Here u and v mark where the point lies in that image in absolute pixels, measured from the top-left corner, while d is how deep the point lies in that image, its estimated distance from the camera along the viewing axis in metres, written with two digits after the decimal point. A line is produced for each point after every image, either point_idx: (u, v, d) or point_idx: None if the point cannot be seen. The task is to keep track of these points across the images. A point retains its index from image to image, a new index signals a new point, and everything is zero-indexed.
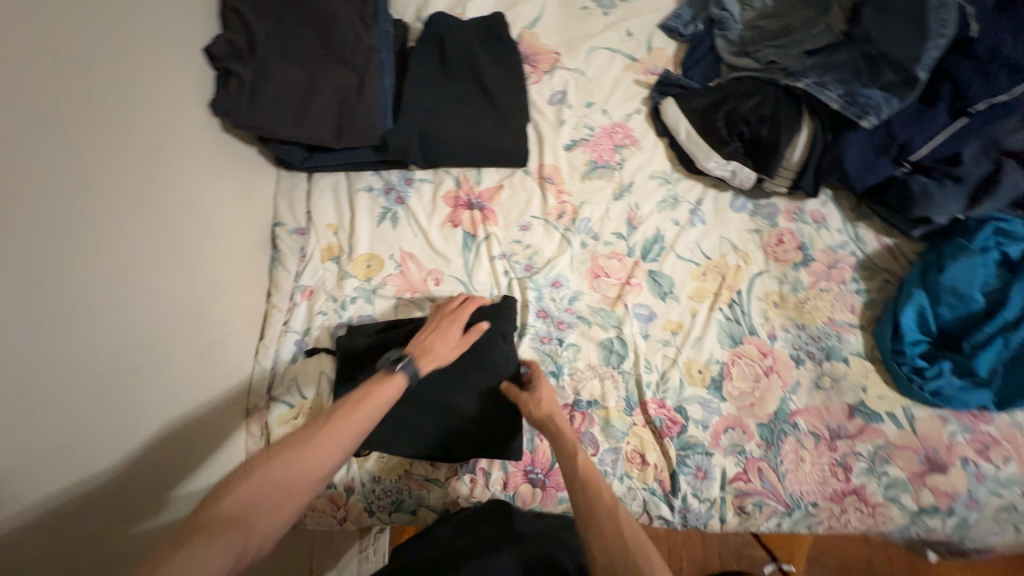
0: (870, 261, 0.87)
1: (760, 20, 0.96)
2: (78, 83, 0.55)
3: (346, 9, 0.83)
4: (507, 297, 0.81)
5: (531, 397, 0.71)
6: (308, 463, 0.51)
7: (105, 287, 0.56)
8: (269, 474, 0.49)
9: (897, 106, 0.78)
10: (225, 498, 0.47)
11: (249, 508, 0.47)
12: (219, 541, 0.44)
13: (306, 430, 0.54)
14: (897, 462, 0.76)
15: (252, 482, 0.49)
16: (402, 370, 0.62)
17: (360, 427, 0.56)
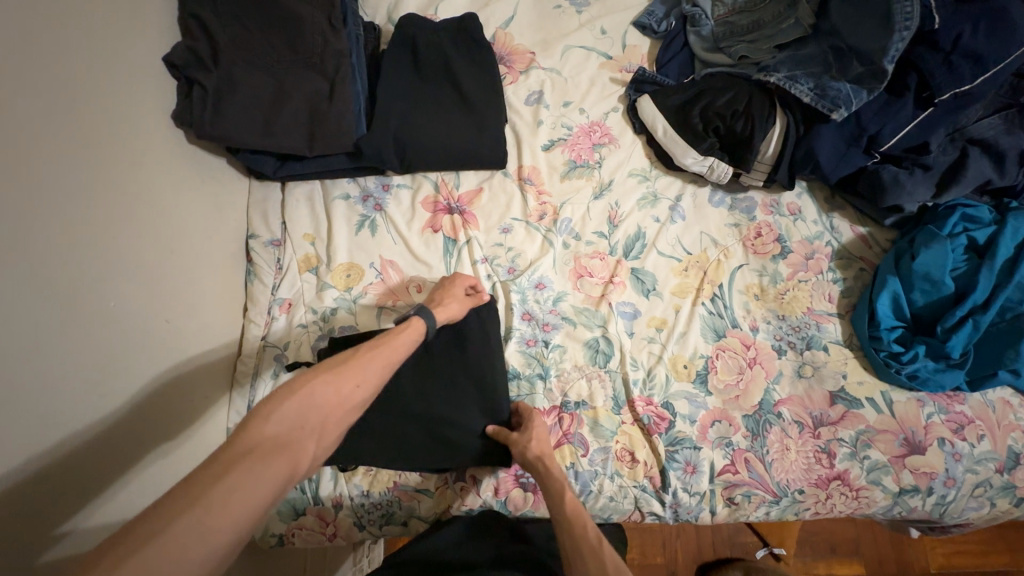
0: (845, 250, 0.89)
1: (731, 15, 0.95)
2: (30, 95, 0.52)
3: (313, 12, 0.81)
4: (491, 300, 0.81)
5: (523, 438, 0.71)
6: (347, 389, 0.52)
7: (67, 311, 0.53)
8: (308, 401, 0.49)
9: (865, 98, 0.79)
10: (258, 426, 0.45)
11: (291, 433, 0.46)
12: (272, 460, 0.43)
13: (337, 359, 0.54)
14: (878, 446, 0.78)
15: (294, 405, 0.48)
16: (420, 316, 0.67)
17: (391, 359, 0.58)
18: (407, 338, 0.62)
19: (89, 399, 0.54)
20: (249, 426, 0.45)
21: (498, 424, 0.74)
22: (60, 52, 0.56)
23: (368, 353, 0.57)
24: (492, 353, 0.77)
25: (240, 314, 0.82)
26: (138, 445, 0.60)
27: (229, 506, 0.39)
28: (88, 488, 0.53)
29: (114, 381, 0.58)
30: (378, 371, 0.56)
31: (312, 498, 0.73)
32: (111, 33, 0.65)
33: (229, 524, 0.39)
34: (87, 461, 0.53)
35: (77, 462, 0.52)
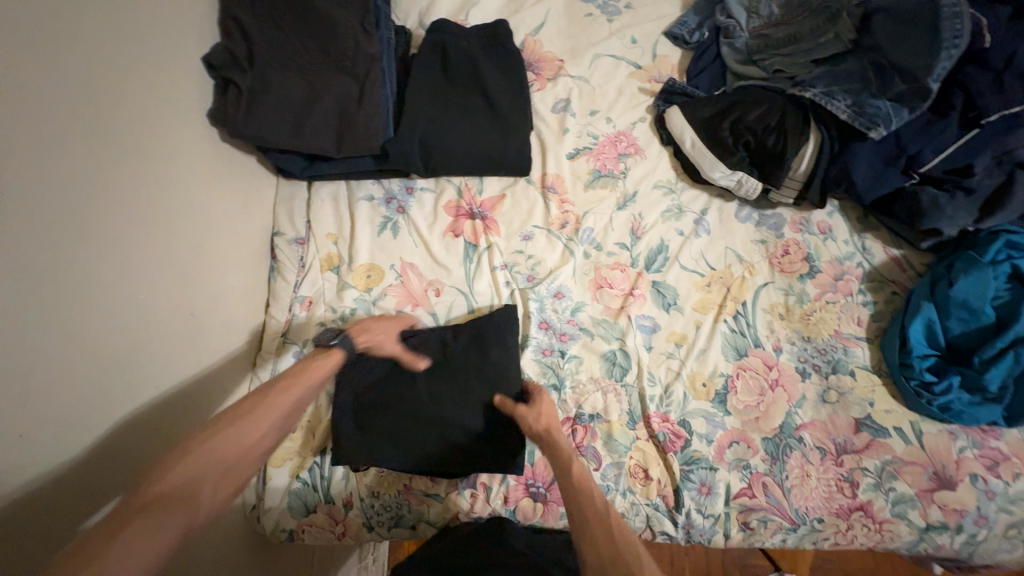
0: (877, 273, 0.86)
1: (767, 29, 0.93)
2: (72, 89, 0.53)
3: (348, 16, 0.82)
4: (507, 306, 0.80)
5: (530, 411, 0.70)
6: (244, 440, 0.54)
7: (103, 302, 0.55)
8: (206, 454, 0.51)
9: (906, 117, 0.76)
10: (150, 485, 0.47)
11: (187, 488, 0.48)
12: (165, 515, 0.45)
13: (236, 409, 0.57)
14: (905, 478, 0.75)
15: (189, 461, 0.50)
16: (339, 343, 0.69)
17: (296, 399, 0.62)
18: (318, 373, 0.65)
19: (114, 390, 0.56)
20: (147, 483, 0.47)
21: (505, 395, 0.74)
22: (104, 53, 0.58)
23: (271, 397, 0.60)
24: (508, 361, 0.77)
25: (263, 310, 0.84)
26: (161, 436, 0.61)
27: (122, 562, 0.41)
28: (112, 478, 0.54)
29: (138, 373, 0.59)
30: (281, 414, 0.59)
31: (324, 496, 0.73)
32: (154, 34, 0.67)
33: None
34: (111, 451, 0.54)
35: (102, 450, 0.53)
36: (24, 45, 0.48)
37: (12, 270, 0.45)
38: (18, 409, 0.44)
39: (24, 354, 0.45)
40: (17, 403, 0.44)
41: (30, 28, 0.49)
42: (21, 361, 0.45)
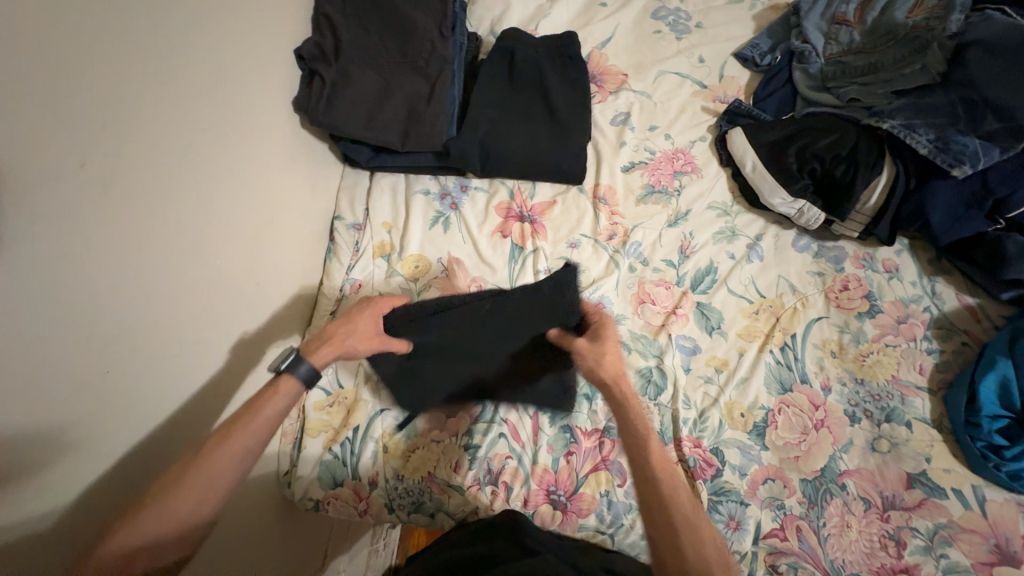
0: (947, 320, 0.80)
1: (845, 56, 0.90)
2: (179, 69, 0.59)
3: (427, 20, 0.86)
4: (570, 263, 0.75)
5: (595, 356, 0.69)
6: (185, 503, 0.52)
7: (186, 263, 0.61)
8: (140, 525, 0.50)
9: (997, 157, 0.72)
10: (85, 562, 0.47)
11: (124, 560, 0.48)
12: None
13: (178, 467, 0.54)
14: (961, 547, 0.68)
15: (126, 532, 0.49)
16: (288, 371, 0.63)
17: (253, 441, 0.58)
18: (271, 411, 0.60)
19: (183, 343, 0.61)
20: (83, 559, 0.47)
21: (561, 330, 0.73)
22: (211, 40, 0.65)
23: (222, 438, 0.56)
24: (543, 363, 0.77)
25: (316, 288, 0.89)
26: (213, 393, 0.66)
27: None
28: (171, 424, 0.59)
29: (204, 331, 0.65)
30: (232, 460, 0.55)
31: (351, 472, 0.76)
32: (254, 26, 0.74)
33: None
34: (174, 400, 0.60)
35: (167, 397, 0.59)
36: (145, 29, 0.54)
37: (113, 226, 0.51)
38: (101, 349, 0.50)
39: (110, 301, 0.51)
40: (101, 343, 0.50)
41: (153, 15, 0.55)
42: (108, 306, 0.51)
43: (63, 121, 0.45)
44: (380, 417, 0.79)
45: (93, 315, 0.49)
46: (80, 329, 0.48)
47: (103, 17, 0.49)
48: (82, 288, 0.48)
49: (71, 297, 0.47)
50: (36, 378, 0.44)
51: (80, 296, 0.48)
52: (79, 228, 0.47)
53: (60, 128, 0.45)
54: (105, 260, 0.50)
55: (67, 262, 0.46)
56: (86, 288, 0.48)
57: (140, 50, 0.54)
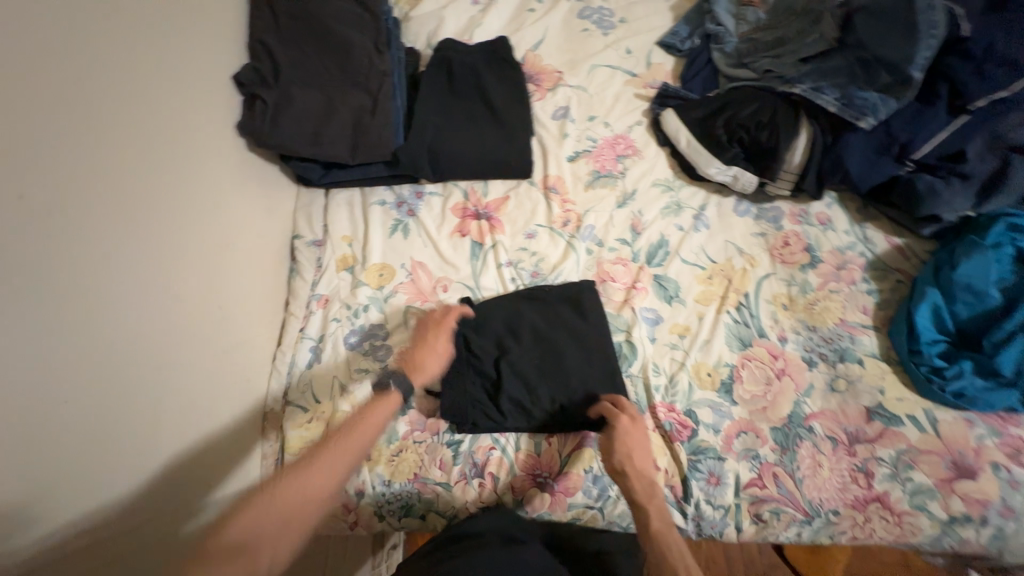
0: (881, 262, 0.86)
1: (755, 33, 0.99)
2: (112, 98, 0.60)
3: (362, 38, 0.90)
4: (619, 400, 0.75)
5: (624, 438, 0.71)
6: (309, 488, 0.56)
7: (142, 291, 0.62)
8: (263, 506, 0.54)
9: (894, 106, 0.80)
10: (218, 535, 0.52)
11: (251, 541, 0.52)
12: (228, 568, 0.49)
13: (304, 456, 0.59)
14: (922, 468, 0.73)
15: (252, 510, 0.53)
16: (396, 386, 0.68)
17: (307, 493, 0.56)
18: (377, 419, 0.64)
19: (149, 369, 0.61)
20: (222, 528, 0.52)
21: (602, 411, 0.75)
22: (148, 73, 0.67)
23: (265, 501, 0.54)
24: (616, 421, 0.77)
25: (282, 308, 0.89)
26: (187, 419, 0.66)
27: None
28: (142, 450, 0.59)
29: (172, 356, 0.65)
30: (285, 511, 0.54)
31: None
32: (188, 56, 0.75)
33: None
34: (145, 425, 0.60)
35: (137, 423, 0.59)
36: (74, 67, 0.56)
37: (63, 259, 0.52)
38: (54, 376, 0.50)
39: (66, 331, 0.52)
40: (60, 374, 0.50)
41: (85, 54, 0.57)
42: (67, 336, 0.52)
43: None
44: None
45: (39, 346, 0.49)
46: (38, 359, 0.49)
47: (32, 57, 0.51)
48: (38, 321, 0.49)
49: (21, 333, 0.47)
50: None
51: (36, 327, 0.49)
52: (28, 265, 0.49)
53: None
54: (56, 292, 0.51)
55: (18, 300, 0.47)
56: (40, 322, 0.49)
57: (70, 84, 0.55)
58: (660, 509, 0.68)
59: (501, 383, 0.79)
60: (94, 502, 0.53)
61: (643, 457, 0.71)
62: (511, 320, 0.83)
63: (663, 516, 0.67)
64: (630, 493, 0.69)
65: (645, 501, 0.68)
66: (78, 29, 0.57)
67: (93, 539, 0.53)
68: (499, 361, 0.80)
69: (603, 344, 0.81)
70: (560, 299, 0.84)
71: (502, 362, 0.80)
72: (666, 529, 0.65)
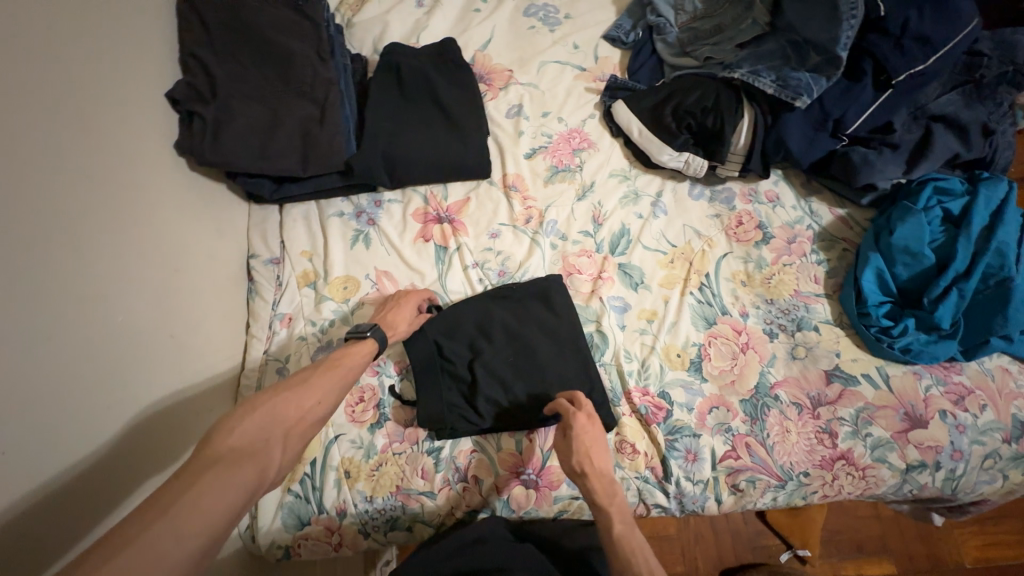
0: (827, 232, 0.91)
1: (694, 22, 1.02)
2: (37, 124, 0.56)
3: (303, 46, 0.88)
4: (577, 397, 0.72)
5: (582, 439, 0.68)
6: (304, 402, 0.59)
7: (88, 327, 0.58)
8: (268, 413, 0.55)
9: (825, 85, 0.83)
10: (221, 438, 0.49)
11: (257, 444, 0.51)
12: (240, 470, 0.47)
13: (294, 380, 0.61)
14: (879, 423, 0.78)
15: (246, 423, 0.52)
16: (372, 334, 0.71)
17: (304, 408, 0.58)
18: (357, 360, 0.69)
19: (101, 409, 0.57)
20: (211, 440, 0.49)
21: (562, 410, 0.71)
22: (71, 93, 0.62)
23: (263, 412, 0.54)
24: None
25: (243, 331, 0.85)
26: (143, 457, 0.62)
27: (203, 507, 0.42)
28: (97, 497, 0.55)
29: (121, 393, 0.61)
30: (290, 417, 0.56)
31: (317, 507, 0.74)
32: (117, 75, 0.71)
33: (209, 517, 0.42)
34: (95, 470, 0.55)
35: (88, 468, 0.54)
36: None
37: None
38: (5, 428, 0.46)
39: (5, 377, 0.47)
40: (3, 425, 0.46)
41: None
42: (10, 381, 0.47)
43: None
44: (336, 444, 0.76)
45: None
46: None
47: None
48: None
49: None
50: None
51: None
52: None
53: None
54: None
55: None
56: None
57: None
58: (620, 509, 0.67)
59: (477, 384, 0.78)
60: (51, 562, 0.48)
61: (602, 456, 0.69)
62: (482, 321, 0.82)
63: (623, 515, 0.66)
64: (591, 494, 0.67)
65: (606, 502, 0.66)
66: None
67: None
68: (473, 363, 0.80)
69: (575, 337, 0.82)
70: (527, 295, 0.84)
71: (475, 364, 0.79)
72: (627, 530, 0.65)
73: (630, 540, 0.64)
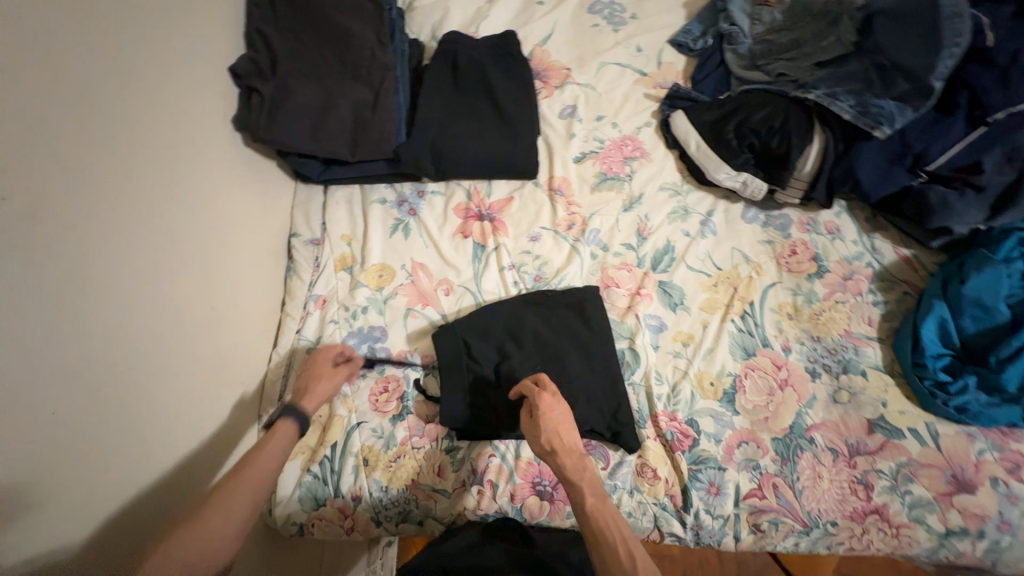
0: (887, 273, 0.86)
1: (770, 34, 0.96)
2: (105, 92, 0.57)
3: (364, 28, 0.87)
4: (541, 377, 0.73)
5: (546, 417, 0.68)
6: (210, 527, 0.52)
7: (138, 295, 0.60)
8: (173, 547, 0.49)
9: (911, 116, 0.77)
10: None
11: None
12: None
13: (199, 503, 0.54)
14: (921, 481, 0.73)
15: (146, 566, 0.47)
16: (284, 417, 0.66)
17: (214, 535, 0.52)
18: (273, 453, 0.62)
19: (145, 376, 0.59)
20: None
21: (526, 391, 0.71)
22: (138, 61, 0.63)
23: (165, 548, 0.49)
24: (608, 427, 0.77)
25: (279, 308, 0.87)
26: (180, 423, 0.64)
27: None
28: (134, 458, 0.57)
29: (165, 361, 0.63)
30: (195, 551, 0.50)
31: (334, 490, 0.75)
32: (185, 46, 0.72)
33: None
34: (131, 434, 0.56)
35: (130, 430, 0.56)
36: (50, 51, 0.51)
37: (53, 262, 0.49)
38: (60, 387, 0.48)
39: (57, 336, 0.49)
40: (51, 386, 0.47)
41: (66, 38, 0.53)
42: (59, 347, 0.49)
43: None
44: (358, 431, 0.77)
45: (41, 359, 0.47)
46: (26, 370, 0.45)
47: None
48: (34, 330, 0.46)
49: (24, 344, 0.45)
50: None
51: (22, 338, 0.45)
52: (29, 269, 0.47)
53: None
54: (44, 298, 0.48)
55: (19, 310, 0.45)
56: (44, 331, 0.47)
57: (64, 76, 0.52)
58: (592, 484, 0.66)
59: (502, 389, 0.78)
60: (91, 519, 0.50)
61: (569, 432, 0.68)
62: (513, 326, 0.81)
63: (594, 488, 0.66)
64: (562, 472, 0.66)
65: (577, 477, 0.65)
66: (71, 18, 0.54)
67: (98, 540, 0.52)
68: (500, 369, 0.78)
69: (607, 352, 0.80)
70: (562, 304, 0.83)
71: (503, 368, 0.78)
72: (599, 503, 0.64)
73: (601, 512, 0.63)
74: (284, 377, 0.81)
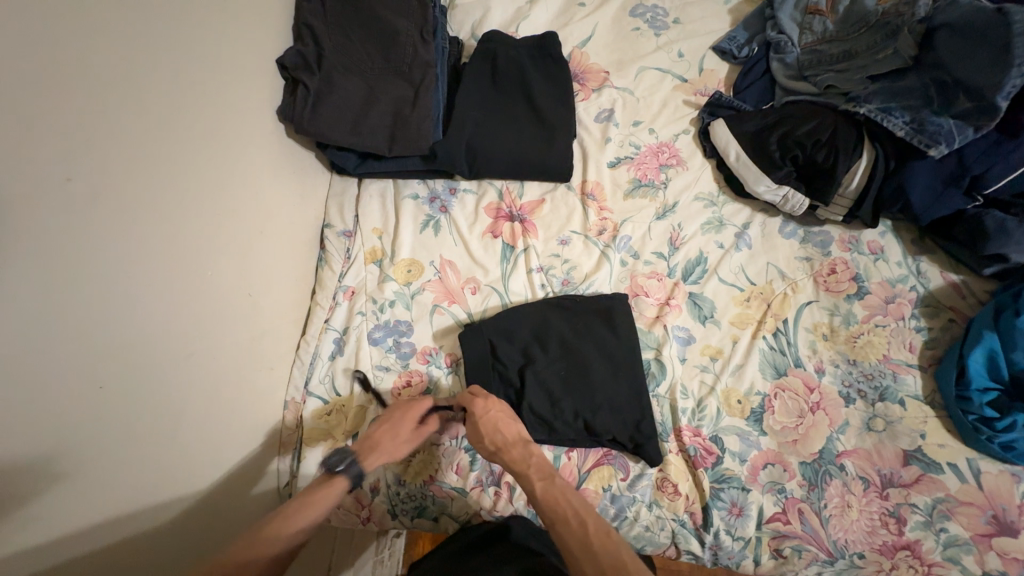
0: (933, 298, 0.82)
1: (820, 44, 0.93)
2: (161, 80, 0.59)
3: (408, 24, 0.88)
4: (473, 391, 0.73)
5: (479, 422, 0.68)
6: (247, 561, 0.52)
7: (182, 277, 0.62)
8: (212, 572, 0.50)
9: (971, 136, 0.73)
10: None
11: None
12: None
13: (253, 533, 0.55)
14: (959, 520, 0.69)
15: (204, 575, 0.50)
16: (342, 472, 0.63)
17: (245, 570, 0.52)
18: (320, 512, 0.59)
19: (183, 355, 0.61)
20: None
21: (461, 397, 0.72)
22: (192, 52, 0.65)
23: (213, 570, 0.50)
24: (630, 438, 0.75)
25: (309, 297, 0.88)
26: (213, 403, 0.66)
27: None
28: (170, 434, 0.59)
29: (204, 343, 0.65)
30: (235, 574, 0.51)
31: None
32: (236, 38, 0.74)
33: None
34: (169, 411, 0.58)
35: (167, 407, 0.58)
36: (114, 38, 0.53)
37: (104, 241, 0.51)
38: (101, 360, 0.50)
39: (101, 311, 0.51)
40: (89, 359, 0.49)
41: (120, 23, 0.54)
42: (104, 322, 0.51)
43: (22, 132, 0.43)
44: None
45: (87, 334, 0.49)
46: (64, 342, 0.47)
47: (55, 17, 0.47)
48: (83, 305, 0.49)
49: (70, 318, 0.47)
50: (42, 394, 0.45)
51: (64, 310, 0.47)
52: (80, 247, 0.49)
53: (25, 138, 0.44)
54: (93, 275, 0.50)
55: (65, 285, 0.47)
56: (91, 307, 0.50)
57: (123, 63, 0.54)
58: (542, 467, 0.65)
59: (524, 392, 0.77)
60: (114, 490, 0.52)
61: (510, 426, 0.69)
62: (538, 329, 0.81)
63: (544, 471, 0.64)
64: (509, 467, 0.65)
65: (522, 467, 0.64)
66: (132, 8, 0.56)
67: (127, 511, 0.54)
68: (524, 371, 0.78)
69: (632, 362, 0.79)
70: (590, 310, 0.81)
71: (526, 370, 0.78)
72: (548, 484, 0.63)
73: (552, 495, 0.62)
74: (310, 364, 0.81)
